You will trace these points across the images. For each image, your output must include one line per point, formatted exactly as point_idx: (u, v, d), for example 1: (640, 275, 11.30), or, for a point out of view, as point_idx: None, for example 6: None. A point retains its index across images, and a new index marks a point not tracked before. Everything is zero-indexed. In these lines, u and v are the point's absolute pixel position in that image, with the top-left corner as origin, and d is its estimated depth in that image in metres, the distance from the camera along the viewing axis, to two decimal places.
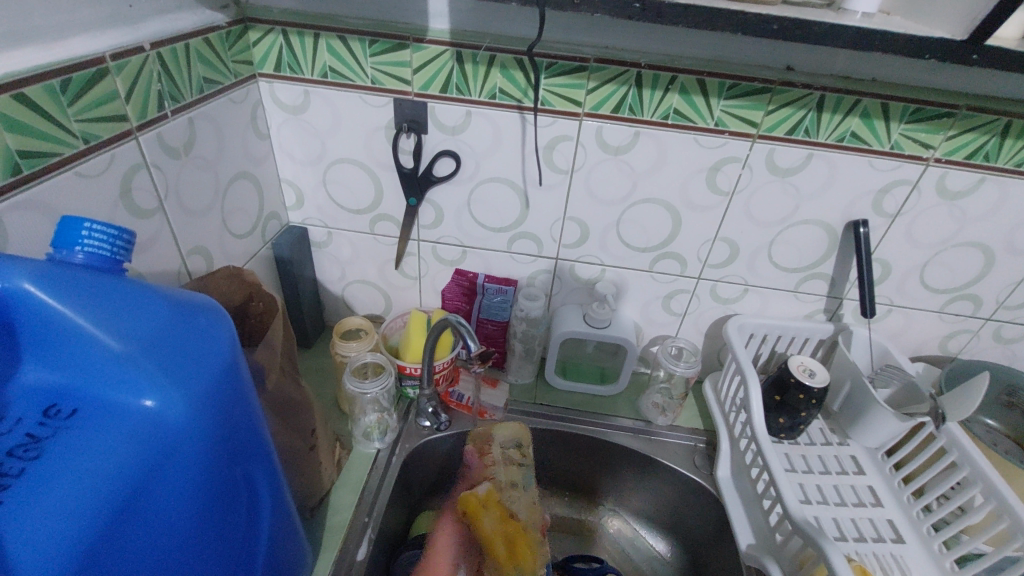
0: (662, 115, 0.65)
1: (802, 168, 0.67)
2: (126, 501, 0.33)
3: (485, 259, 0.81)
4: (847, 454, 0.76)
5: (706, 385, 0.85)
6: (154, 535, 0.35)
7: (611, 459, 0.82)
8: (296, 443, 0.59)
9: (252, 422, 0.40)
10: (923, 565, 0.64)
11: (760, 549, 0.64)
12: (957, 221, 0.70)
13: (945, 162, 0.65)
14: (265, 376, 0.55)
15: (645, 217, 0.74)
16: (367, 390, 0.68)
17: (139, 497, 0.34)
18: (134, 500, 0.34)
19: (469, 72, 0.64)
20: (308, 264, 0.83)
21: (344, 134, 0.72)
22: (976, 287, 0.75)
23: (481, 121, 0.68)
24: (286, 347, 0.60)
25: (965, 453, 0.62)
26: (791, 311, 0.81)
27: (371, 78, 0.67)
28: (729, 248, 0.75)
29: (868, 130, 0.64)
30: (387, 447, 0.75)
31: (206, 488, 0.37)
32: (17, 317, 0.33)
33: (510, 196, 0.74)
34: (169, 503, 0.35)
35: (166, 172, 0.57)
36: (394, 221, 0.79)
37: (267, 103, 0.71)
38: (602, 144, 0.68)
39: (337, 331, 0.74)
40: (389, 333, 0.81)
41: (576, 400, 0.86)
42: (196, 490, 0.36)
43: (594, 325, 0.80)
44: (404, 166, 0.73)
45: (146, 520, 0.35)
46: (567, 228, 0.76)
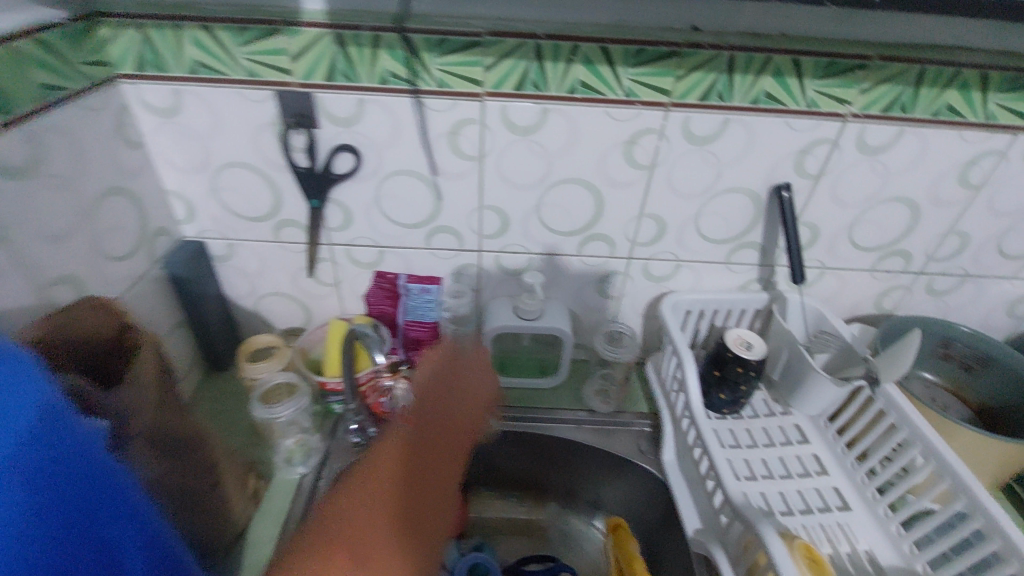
0: (568, 89, 0.61)
1: (719, 135, 0.64)
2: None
3: (405, 258, 0.76)
4: (792, 423, 0.74)
5: (648, 367, 0.81)
6: None
7: (557, 453, 0.79)
8: (192, 483, 0.53)
9: (98, 474, 0.34)
10: (870, 531, 0.63)
11: (707, 535, 0.62)
12: (880, 176, 0.68)
13: (863, 117, 0.63)
14: (127, 422, 0.45)
15: (565, 199, 0.70)
16: (279, 413, 0.62)
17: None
18: None
19: (354, 56, 0.58)
20: (211, 280, 0.76)
21: (227, 135, 0.65)
22: (905, 242, 0.74)
23: (375, 110, 0.62)
24: (160, 379, 0.51)
25: (902, 414, 0.61)
26: (726, 283, 0.78)
27: (247, 71, 0.60)
28: (656, 224, 0.72)
29: (782, 89, 0.61)
30: (312, 471, 0.70)
31: (30, 560, 0.30)
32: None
33: (421, 189, 0.69)
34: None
35: (3, 196, 0.48)
36: (300, 226, 0.72)
37: (134, 108, 0.63)
38: (509, 124, 0.63)
39: (244, 352, 0.68)
40: (308, 347, 0.75)
41: (518, 396, 0.82)
42: (15, 564, 0.30)
43: (526, 317, 0.76)
44: (298, 165, 0.66)
45: None
46: (486, 218, 0.71)
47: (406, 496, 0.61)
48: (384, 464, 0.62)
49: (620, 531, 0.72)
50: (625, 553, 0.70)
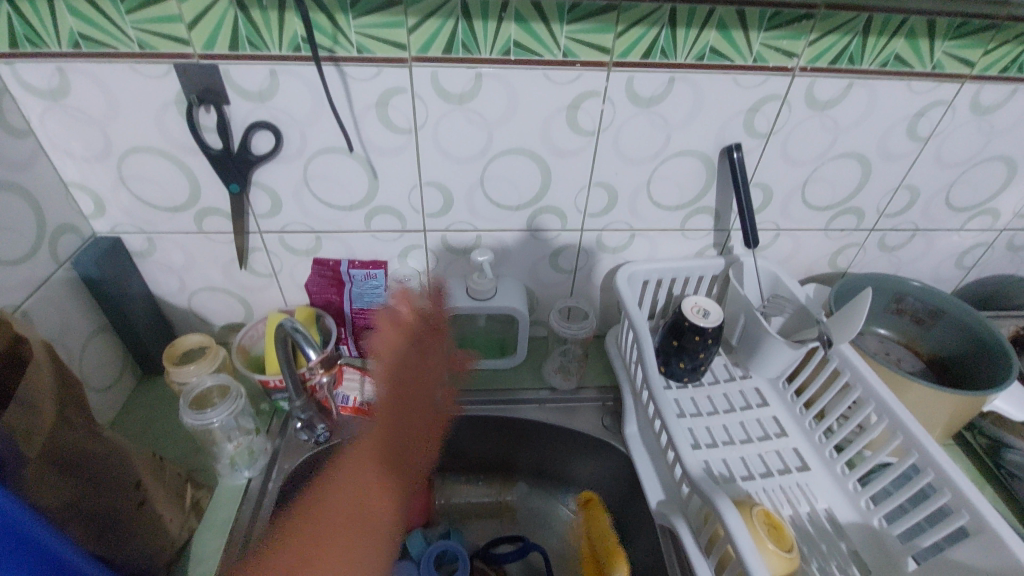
0: (502, 51, 0.56)
1: (666, 95, 0.61)
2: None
3: (345, 243, 0.71)
4: (750, 387, 0.74)
5: (608, 340, 0.80)
6: None
7: (520, 434, 0.77)
8: (112, 504, 0.49)
9: None
10: (829, 490, 0.63)
11: (670, 506, 0.62)
12: (830, 132, 0.66)
13: (810, 71, 0.60)
14: (17, 446, 0.40)
15: (510, 171, 0.66)
16: (210, 419, 0.57)
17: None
18: None
19: (258, 21, 0.52)
20: (132, 278, 0.69)
21: (127, 117, 0.58)
22: (857, 199, 0.73)
23: (292, 82, 0.56)
24: (62, 390, 0.46)
25: (857, 373, 0.61)
26: (681, 250, 0.77)
27: (138, 42, 0.53)
28: (606, 193, 0.69)
29: (727, 43, 0.57)
30: (260, 474, 0.65)
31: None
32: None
33: (353, 167, 0.63)
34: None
35: None
36: (225, 214, 0.66)
37: (14, 90, 0.56)
38: (441, 93, 0.58)
39: (170, 356, 0.63)
40: (248, 344, 0.70)
41: (477, 379, 0.79)
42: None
43: (478, 298, 0.72)
44: (212, 146, 0.60)
45: None
46: (427, 195, 0.67)
47: (388, 452, 0.60)
48: (350, 475, 0.58)
49: (591, 509, 0.76)
50: (596, 530, 0.75)
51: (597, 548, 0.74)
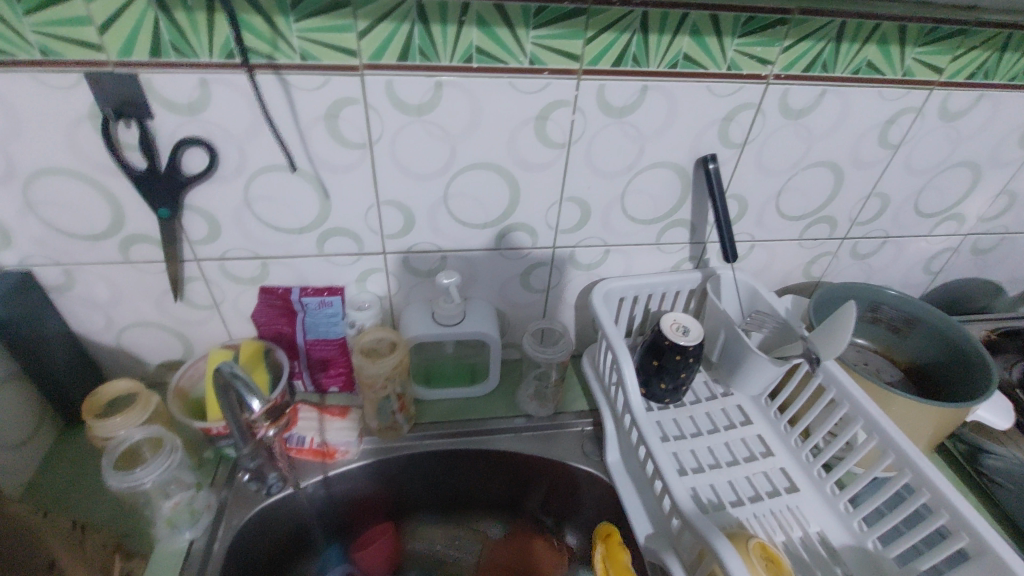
0: (463, 58, 0.51)
1: (639, 104, 0.57)
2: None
3: (296, 269, 0.64)
4: (733, 405, 0.71)
5: (584, 361, 0.76)
6: None
7: (494, 466, 0.71)
8: None
9: None
10: (820, 511, 0.60)
11: (660, 541, 0.58)
12: (805, 141, 0.64)
13: (785, 79, 0.58)
14: None
15: (475, 187, 0.61)
16: (140, 481, 0.50)
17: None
18: None
19: (184, 24, 0.46)
20: (46, 317, 0.61)
21: (29, 133, 0.50)
22: (830, 208, 0.72)
23: (226, 92, 0.50)
24: None
25: (842, 389, 0.59)
26: (658, 265, 0.73)
27: (39, 48, 0.46)
28: (579, 208, 0.65)
29: (701, 49, 0.54)
30: (203, 533, 0.58)
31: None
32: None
33: (301, 186, 0.57)
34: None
35: None
36: (155, 241, 0.59)
37: None
38: (397, 104, 0.53)
39: (90, 406, 0.55)
40: (185, 387, 0.62)
41: (447, 409, 0.73)
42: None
43: (445, 323, 0.67)
44: (137, 166, 0.53)
45: None
46: (386, 215, 0.61)
47: None
48: None
49: (612, 542, 0.62)
50: (615, 570, 0.60)
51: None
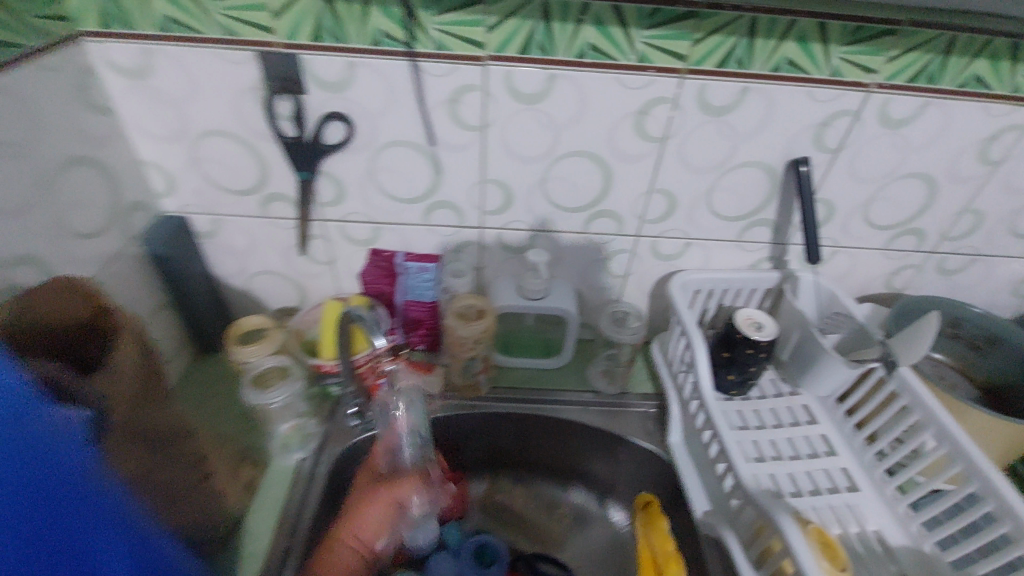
0: (576, 54, 0.56)
1: (737, 105, 0.60)
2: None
3: (403, 235, 0.72)
4: (799, 404, 0.73)
5: (654, 347, 0.80)
6: None
7: (562, 434, 0.78)
8: (183, 478, 0.49)
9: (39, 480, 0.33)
10: (879, 511, 0.62)
11: (717, 518, 0.62)
12: (900, 151, 0.65)
13: (887, 88, 0.59)
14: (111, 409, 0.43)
15: (571, 173, 0.66)
16: (272, 400, 0.61)
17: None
18: None
19: (343, 14, 0.53)
20: (195, 258, 0.71)
21: (205, 100, 0.59)
22: (920, 220, 0.72)
23: (367, 74, 0.57)
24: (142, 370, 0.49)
25: (916, 397, 0.60)
26: (735, 262, 0.76)
27: (224, 29, 0.54)
28: (666, 200, 0.69)
29: (805, 56, 0.57)
30: (311, 456, 0.67)
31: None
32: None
33: (418, 162, 0.64)
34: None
35: None
36: (290, 201, 0.68)
37: (100, 69, 0.57)
38: (513, 92, 0.59)
39: (233, 334, 0.65)
40: (303, 327, 0.71)
41: (523, 377, 0.80)
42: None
43: (530, 297, 0.72)
44: (286, 135, 0.61)
45: None
46: (488, 192, 0.68)
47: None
48: None
49: (653, 512, 0.66)
50: (658, 537, 0.65)
51: (658, 557, 0.63)
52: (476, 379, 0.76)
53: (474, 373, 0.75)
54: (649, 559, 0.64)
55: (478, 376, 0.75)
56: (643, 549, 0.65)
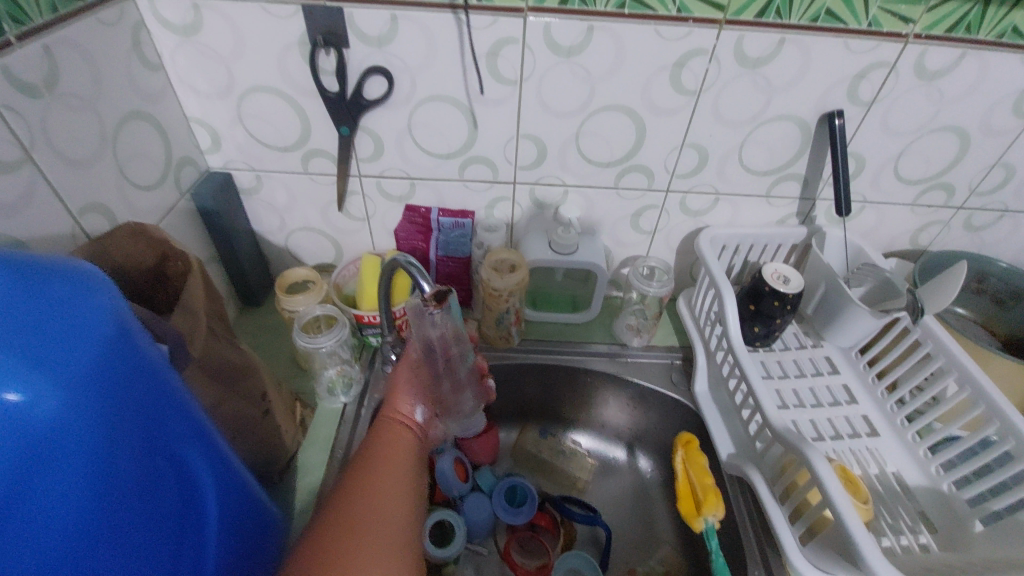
0: (616, 4, 0.56)
1: (774, 57, 0.60)
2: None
3: (437, 191, 0.74)
4: (822, 355, 0.75)
5: (680, 302, 0.82)
6: (61, 523, 0.28)
7: (588, 384, 0.82)
8: (245, 411, 0.54)
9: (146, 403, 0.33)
10: (898, 454, 0.65)
11: (741, 458, 0.65)
12: (935, 104, 0.65)
13: (924, 39, 0.59)
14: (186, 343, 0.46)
15: (606, 128, 0.67)
16: (320, 344, 0.63)
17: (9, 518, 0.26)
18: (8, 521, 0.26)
19: None
20: (240, 214, 0.74)
21: (251, 55, 0.60)
22: (950, 175, 0.72)
23: (409, 28, 0.58)
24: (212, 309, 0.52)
25: (940, 344, 0.61)
26: (763, 217, 0.78)
27: None
28: (698, 155, 0.70)
29: (845, 5, 0.57)
30: (354, 400, 0.71)
31: (96, 482, 0.29)
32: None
33: (456, 117, 0.66)
34: (53, 522, 0.28)
35: (28, 115, 0.45)
36: (330, 156, 0.70)
37: (150, 24, 0.58)
38: (552, 45, 0.59)
39: (280, 286, 0.69)
40: (342, 282, 0.75)
41: (552, 330, 0.83)
42: (83, 483, 0.29)
43: (561, 252, 0.74)
44: (329, 90, 0.63)
45: (41, 542, 0.27)
46: (522, 147, 0.69)
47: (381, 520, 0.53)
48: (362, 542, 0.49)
49: (692, 448, 0.72)
50: (697, 470, 0.70)
51: (695, 486, 0.69)
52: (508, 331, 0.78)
53: (508, 326, 0.78)
54: (687, 487, 0.70)
55: (511, 329, 0.78)
56: (682, 482, 0.70)
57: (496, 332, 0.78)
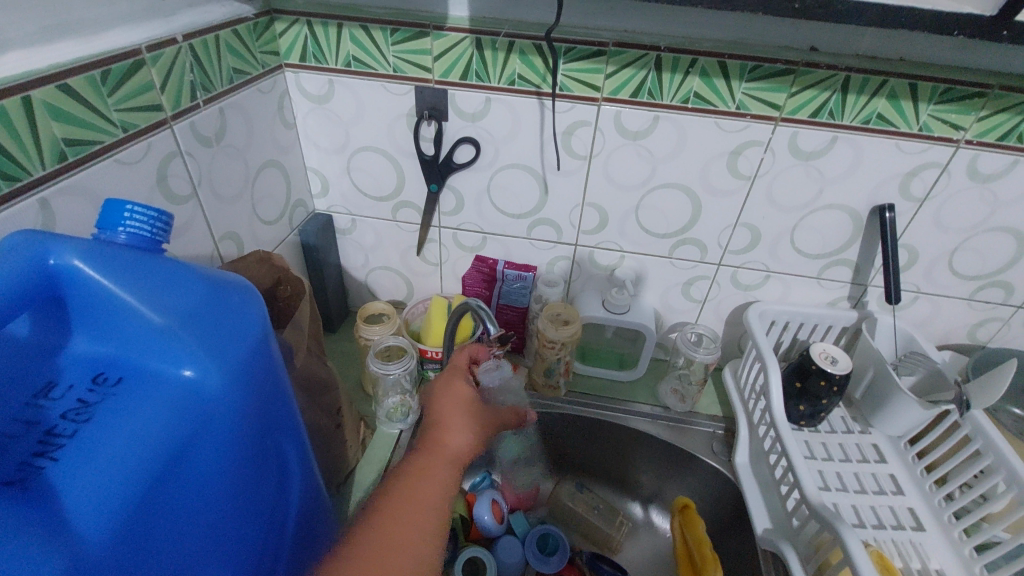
0: (681, 99, 0.64)
1: (826, 152, 0.66)
2: (162, 472, 0.34)
3: (505, 246, 0.82)
4: (869, 442, 0.75)
5: (726, 372, 0.85)
6: (200, 482, 0.36)
7: (630, 444, 0.85)
8: (322, 421, 0.61)
9: (272, 398, 0.40)
10: (942, 552, 0.63)
11: (777, 534, 0.65)
12: (988, 205, 0.67)
13: (976, 145, 0.63)
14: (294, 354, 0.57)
15: (664, 203, 0.74)
16: (390, 371, 0.71)
17: (172, 470, 0.35)
18: (171, 469, 0.35)
19: (488, 59, 0.65)
20: (333, 250, 0.85)
21: (367, 122, 0.73)
22: (1008, 274, 0.73)
23: (500, 108, 0.68)
24: (313, 330, 0.63)
25: (988, 441, 0.61)
26: (814, 298, 0.80)
27: (393, 67, 0.67)
28: (750, 234, 0.75)
29: (895, 111, 0.62)
30: (409, 428, 0.77)
31: (230, 456, 0.37)
32: (33, 288, 0.33)
33: (530, 183, 0.75)
34: (197, 481, 0.36)
35: (199, 160, 0.57)
36: (416, 208, 0.80)
37: (292, 93, 0.72)
38: (620, 129, 0.68)
39: (360, 316, 0.78)
40: (411, 318, 0.83)
41: (597, 385, 0.88)
42: (221, 454, 0.37)
43: (613, 311, 0.80)
44: (425, 153, 0.74)
45: (181, 494, 0.35)
46: (586, 214, 0.77)
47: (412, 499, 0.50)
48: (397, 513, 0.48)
49: (689, 513, 0.76)
50: (695, 536, 0.74)
51: (693, 552, 0.73)
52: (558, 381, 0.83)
53: (558, 375, 0.83)
54: (685, 553, 0.74)
55: (560, 378, 0.83)
56: (682, 548, 0.75)
57: (546, 379, 0.83)
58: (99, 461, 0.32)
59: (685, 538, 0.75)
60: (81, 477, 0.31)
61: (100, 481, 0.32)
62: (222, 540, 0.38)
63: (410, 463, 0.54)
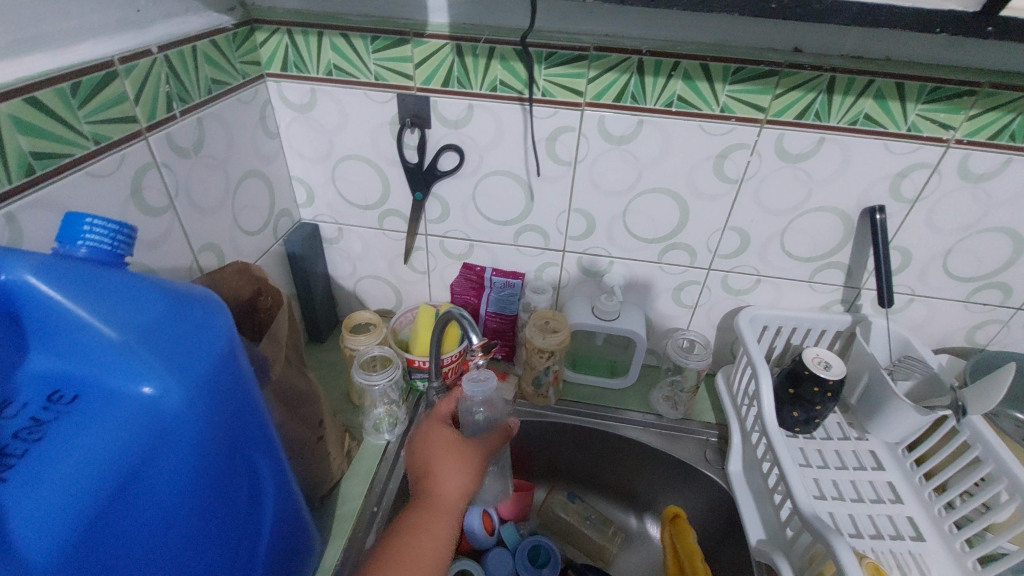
0: (665, 103, 0.64)
1: (813, 154, 0.65)
2: (116, 494, 0.33)
3: (492, 253, 0.82)
4: (866, 449, 0.74)
5: (719, 378, 0.84)
6: (160, 501, 0.35)
7: (624, 452, 0.83)
8: (304, 434, 0.61)
9: (241, 414, 0.39)
10: (943, 563, 0.61)
11: (770, 545, 0.63)
12: (981, 205, 0.66)
13: (967, 144, 0.62)
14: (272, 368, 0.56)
15: (652, 208, 0.73)
16: (375, 382, 0.70)
17: (128, 492, 0.34)
18: (127, 489, 0.34)
19: (469, 65, 0.64)
20: (320, 259, 0.85)
21: (350, 131, 0.72)
22: (1005, 274, 0.72)
23: (482, 114, 0.68)
24: (293, 341, 0.62)
25: (988, 447, 0.59)
26: (806, 302, 0.79)
27: (375, 74, 0.67)
28: (739, 238, 0.74)
29: (882, 111, 0.61)
30: (397, 439, 0.76)
31: (191, 475, 0.36)
32: None
33: (515, 189, 0.74)
34: (155, 504, 0.35)
35: (176, 171, 0.57)
36: (402, 216, 0.79)
37: (275, 102, 0.72)
38: (605, 134, 0.67)
39: (346, 325, 0.77)
40: (398, 327, 0.82)
41: (589, 393, 0.86)
42: (182, 473, 0.36)
43: (603, 318, 0.78)
44: (409, 161, 0.73)
45: (139, 515, 0.34)
46: (573, 220, 0.76)
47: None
48: None
49: (680, 523, 0.75)
50: (686, 547, 0.72)
51: (685, 562, 0.71)
52: (547, 390, 0.82)
53: (546, 385, 0.82)
54: (677, 564, 0.72)
55: (549, 388, 0.82)
56: (672, 558, 0.73)
57: (535, 389, 0.82)
58: (49, 483, 0.31)
59: (676, 548, 0.73)
60: (29, 499, 0.31)
61: (49, 505, 0.31)
62: (184, 560, 0.37)
63: (410, 518, 0.61)
